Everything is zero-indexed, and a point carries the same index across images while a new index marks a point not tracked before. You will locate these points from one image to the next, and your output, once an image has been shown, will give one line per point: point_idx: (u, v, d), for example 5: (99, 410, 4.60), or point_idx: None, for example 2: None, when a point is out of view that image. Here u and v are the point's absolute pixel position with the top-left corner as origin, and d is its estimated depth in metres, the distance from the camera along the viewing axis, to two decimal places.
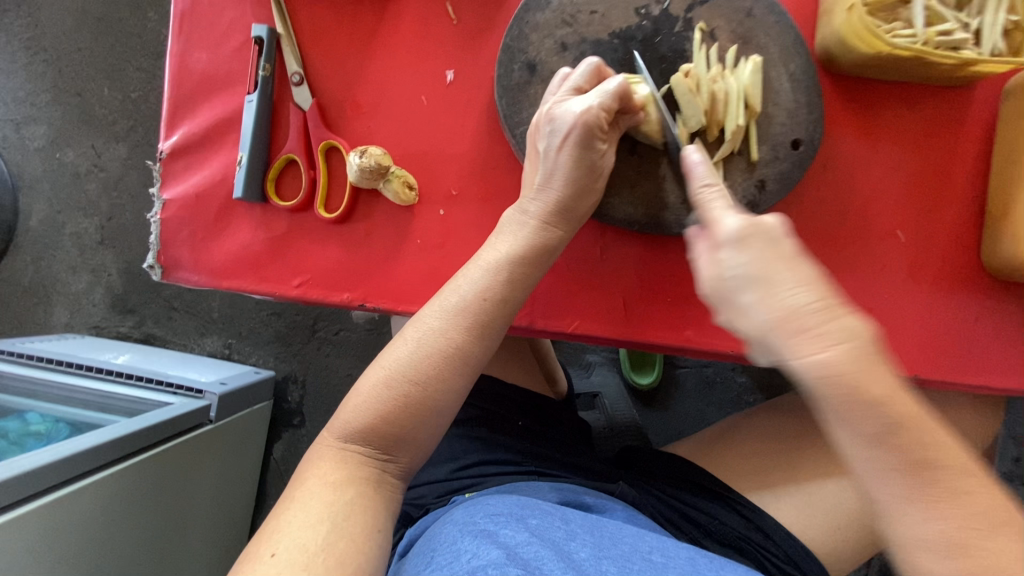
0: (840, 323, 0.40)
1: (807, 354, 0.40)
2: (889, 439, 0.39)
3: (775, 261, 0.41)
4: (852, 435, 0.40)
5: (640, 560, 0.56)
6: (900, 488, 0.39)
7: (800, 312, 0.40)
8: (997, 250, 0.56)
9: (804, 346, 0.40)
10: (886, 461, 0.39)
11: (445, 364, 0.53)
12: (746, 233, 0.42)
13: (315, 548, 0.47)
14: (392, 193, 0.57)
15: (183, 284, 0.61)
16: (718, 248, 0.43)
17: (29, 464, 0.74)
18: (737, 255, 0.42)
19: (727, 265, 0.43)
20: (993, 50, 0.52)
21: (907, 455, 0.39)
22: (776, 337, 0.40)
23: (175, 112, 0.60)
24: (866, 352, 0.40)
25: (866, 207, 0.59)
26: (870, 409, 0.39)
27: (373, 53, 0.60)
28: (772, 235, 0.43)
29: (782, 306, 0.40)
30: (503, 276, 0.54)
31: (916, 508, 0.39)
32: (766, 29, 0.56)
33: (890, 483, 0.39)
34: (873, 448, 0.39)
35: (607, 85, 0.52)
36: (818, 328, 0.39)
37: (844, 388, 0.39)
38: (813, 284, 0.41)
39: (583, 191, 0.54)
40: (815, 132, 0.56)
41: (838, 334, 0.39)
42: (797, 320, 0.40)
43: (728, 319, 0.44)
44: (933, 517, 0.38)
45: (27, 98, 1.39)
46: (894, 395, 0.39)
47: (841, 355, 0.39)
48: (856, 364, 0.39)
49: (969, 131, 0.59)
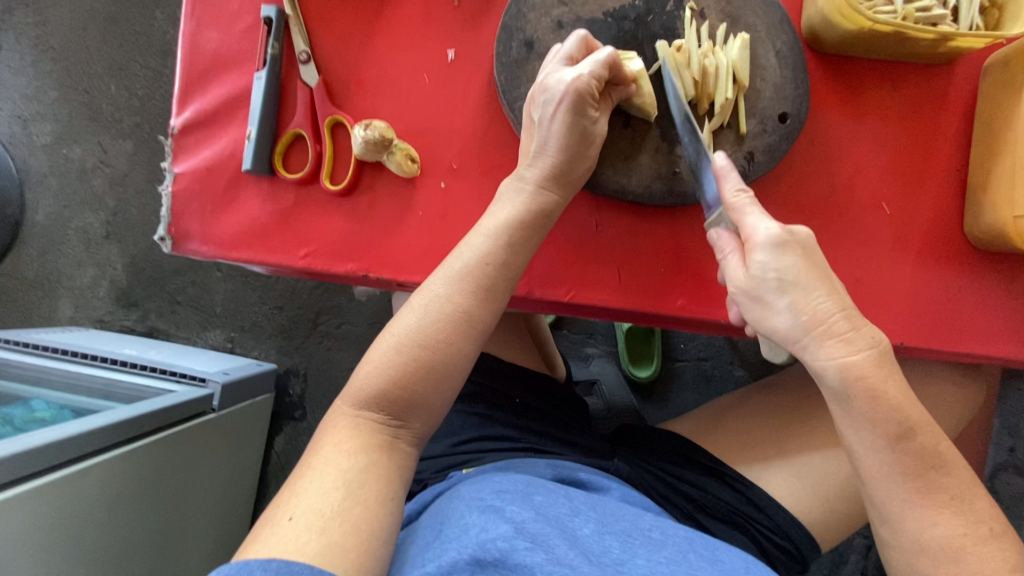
0: (862, 331, 0.47)
1: (835, 353, 0.46)
2: (903, 445, 0.47)
3: (809, 271, 0.47)
4: (868, 437, 0.48)
5: (640, 535, 0.58)
6: (888, 456, 0.47)
7: (829, 318, 0.46)
8: (979, 220, 0.58)
9: (832, 346, 0.46)
10: (896, 463, 0.47)
11: (451, 328, 0.55)
12: (786, 242, 0.47)
13: (331, 514, 0.49)
14: (395, 165, 0.60)
15: (193, 256, 0.63)
16: (758, 253, 0.47)
17: (35, 442, 0.75)
18: (777, 260, 0.46)
19: (765, 269, 0.47)
20: (970, 26, 0.54)
21: (916, 461, 0.47)
22: (807, 336, 0.47)
23: (186, 89, 0.62)
24: (884, 359, 0.47)
25: (852, 180, 0.61)
26: (888, 416, 0.47)
27: (377, 34, 0.62)
28: (803, 246, 0.48)
29: (815, 311, 0.46)
30: (503, 241, 0.56)
31: (921, 509, 0.47)
32: (754, 9, 0.59)
33: (899, 485, 0.47)
34: (886, 452, 0.47)
35: (597, 56, 0.54)
36: (845, 333, 0.46)
37: (868, 392, 0.46)
38: (838, 294, 0.47)
39: (577, 157, 0.56)
40: (800, 105, 0.59)
41: (862, 338, 0.47)
42: (825, 324, 0.46)
43: (757, 317, 0.48)
44: (909, 484, 0.47)
45: (35, 95, 1.42)
46: (896, 385, 0.47)
47: (865, 360, 0.46)
48: (878, 369, 0.47)
49: (949, 106, 0.61)
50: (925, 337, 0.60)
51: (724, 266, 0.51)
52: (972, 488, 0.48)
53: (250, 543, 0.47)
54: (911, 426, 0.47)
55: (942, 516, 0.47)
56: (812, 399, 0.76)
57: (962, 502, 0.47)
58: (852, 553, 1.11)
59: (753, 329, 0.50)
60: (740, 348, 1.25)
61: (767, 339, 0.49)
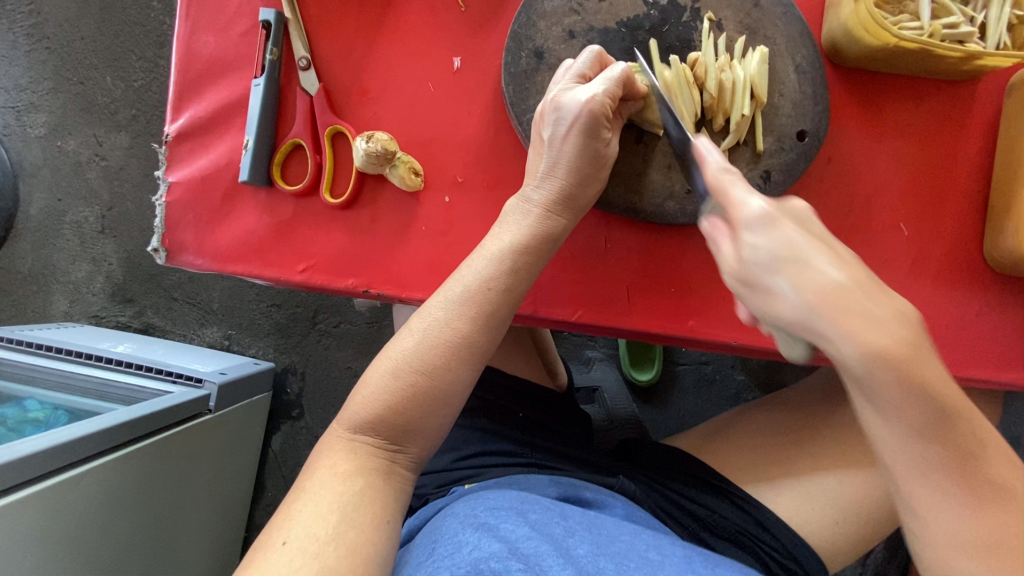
0: (888, 306, 0.37)
1: (857, 337, 0.36)
2: (932, 433, 0.39)
3: (811, 244, 0.38)
4: (895, 430, 0.39)
5: (637, 557, 0.56)
6: (925, 453, 0.39)
7: (844, 301, 0.37)
8: (998, 244, 0.57)
9: (851, 328, 0.37)
10: (928, 452, 0.39)
11: (450, 353, 0.53)
12: (775, 214, 0.38)
13: (326, 538, 0.47)
14: (397, 178, 0.58)
15: (187, 267, 0.60)
16: (747, 232, 0.39)
17: (30, 448, 0.74)
18: (768, 237, 0.38)
19: (756, 249, 0.38)
20: (998, 45, 0.52)
21: (947, 448, 0.39)
22: (817, 327, 0.37)
23: (181, 95, 0.60)
24: (913, 334, 0.38)
25: (870, 201, 0.59)
26: (916, 401, 0.38)
27: (380, 39, 0.60)
28: (798, 216, 0.39)
29: (824, 293, 0.37)
30: (506, 265, 0.54)
31: (955, 505, 0.40)
32: (774, 20, 0.57)
33: (928, 477, 0.40)
34: (921, 447, 0.39)
35: (611, 73, 0.52)
36: (865, 309, 0.37)
37: (893, 374, 0.37)
38: (850, 266, 0.38)
39: (588, 179, 0.54)
40: (820, 124, 0.57)
41: (885, 313, 0.37)
42: (841, 306, 0.37)
43: (756, 305, 0.40)
44: (950, 483, 0.40)
45: (29, 85, 1.38)
46: (927, 363, 0.38)
47: (895, 342, 0.37)
48: (907, 348, 0.37)
49: (972, 125, 0.59)
50: (942, 363, 0.58)
51: (717, 252, 0.42)
52: (1014, 473, 0.40)
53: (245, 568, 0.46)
54: (947, 412, 0.39)
55: (983, 510, 0.39)
56: (819, 415, 0.75)
57: (1013, 499, 0.40)
58: (850, 561, 1.10)
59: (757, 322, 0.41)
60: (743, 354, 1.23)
61: (774, 330, 0.40)
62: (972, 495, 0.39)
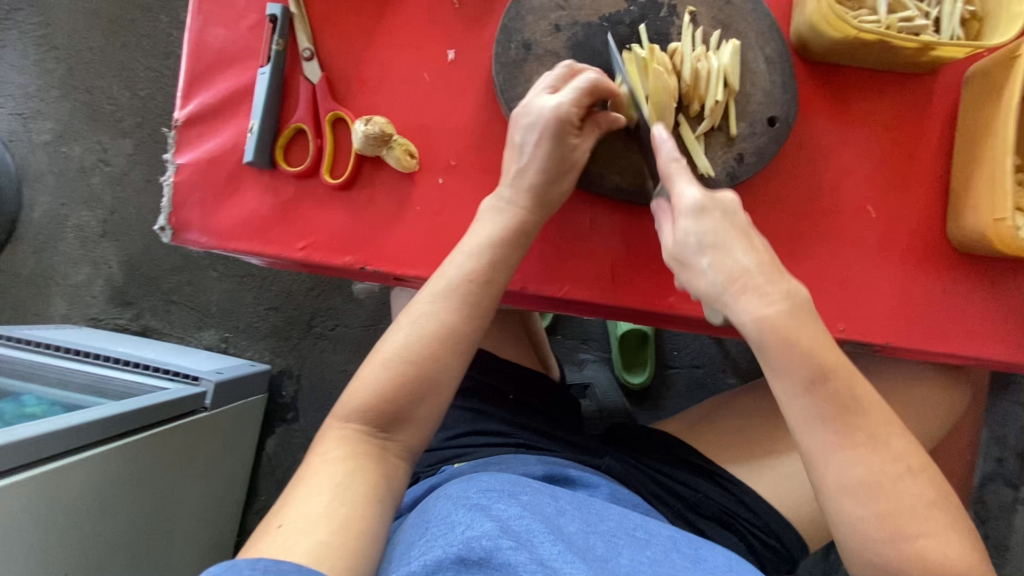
0: (779, 284, 0.48)
1: (754, 307, 0.48)
2: (818, 388, 0.46)
3: (728, 231, 0.49)
4: (783, 380, 0.47)
5: (625, 535, 0.58)
6: (806, 402, 0.47)
7: (746, 273, 0.48)
8: (960, 224, 0.60)
9: (750, 300, 0.48)
10: (814, 407, 0.47)
11: (438, 344, 0.56)
12: (706, 206, 0.50)
13: (318, 515, 0.49)
14: (394, 160, 0.61)
15: (192, 246, 0.63)
16: (682, 219, 0.50)
17: (29, 433, 0.75)
18: (698, 225, 0.50)
19: (688, 234, 0.50)
20: (951, 37, 0.57)
21: (831, 403, 0.46)
22: (727, 295, 0.49)
23: (191, 84, 0.63)
24: (800, 307, 0.48)
25: (839, 185, 0.63)
26: (801, 358, 0.47)
27: (378, 34, 0.64)
28: (726, 210, 0.50)
29: (731, 268, 0.49)
30: (487, 259, 0.57)
31: (838, 450, 0.46)
32: (745, 17, 0.61)
33: (817, 428, 0.47)
34: (803, 396, 0.47)
35: (576, 84, 0.57)
36: (763, 287, 0.48)
37: (781, 339, 0.47)
38: (756, 250, 0.49)
39: (556, 180, 0.58)
40: (789, 110, 0.61)
41: (778, 291, 0.48)
42: (743, 279, 0.48)
43: (683, 273, 0.52)
44: (828, 427, 0.46)
45: (37, 94, 1.43)
46: (811, 331, 0.48)
47: (780, 311, 0.47)
48: (791, 317, 0.47)
49: (931, 114, 0.63)
50: (912, 337, 0.61)
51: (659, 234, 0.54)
52: (888, 427, 0.47)
53: (243, 550, 0.47)
54: (824, 369, 0.47)
55: (858, 455, 0.46)
56: None
57: (878, 441, 0.46)
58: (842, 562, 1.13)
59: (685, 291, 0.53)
60: (732, 356, 1.26)
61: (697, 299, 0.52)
62: (844, 435, 0.46)
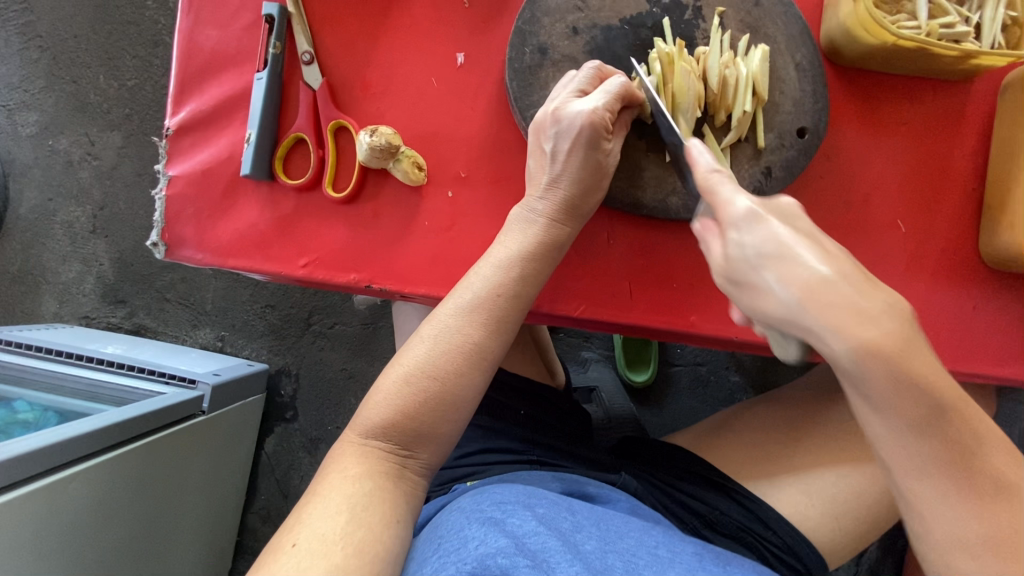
0: (877, 298, 0.38)
1: (845, 329, 0.37)
2: (932, 429, 0.40)
3: (796, 236, 0.40)
4: (890, 419, 0.40)
5: (647, 554, 0.56)
6: (917, 445, 0.40)
7: (826, 282, 0.38)
8: (993, 240, 0.58)
9: (840, 321, 0.38)
10: (930, 452, 0.40)
11: (463, 360, 0.53)
12: (761, 211, 0.41)
13: (335, 538, 0.47)
14: (401, 173, 0.57)
15: (186, 262, 0.60)
16: (733, 231, 0.42)
17: (24, 447, 0.72)
18: (753, 234, 0.41)
19: (742, 246, 0.41)
20: (993, 43, 0.53)
21: (950, 445, 0.40)
22: (807, 315, 0.38)
23: (182, 89, 0.59)
24: (908, 327, 0.38)
25: (868, 198, 0.60)
26: (912, 392, 0.39)
27: (382, 35, 0.60)
28: (785, 214, 0.42)
29: (808, 279, 0.38)
30: (515, 273, 0.54)
31: (966, 503, 0.41)
32: (774, 19, 0.57)
33: (932, 478, 0.41)
34: (914, 437, 0.40)
35: (609, 86, 0.53)
36: (855, 301, 0.37)
37: (888, 370, 0.38)
38: (836, 257, 0.39)
39: (589, 189, 0.55)
40: (819, 121, 0.58)
41: (877, 305, 0.38)
42: (826, 295, 0.38)
43: (744, 297, 0.42)
44: (943, 474, 0.41)
45: (20, 84, 1.37)
46: (922, 358, 0.39)
47: (882, 332, 0.37)
48: (901, 341, 0.38)
49: (966, 124, 0.60)
50: (941, 357, 0.59)
51: (708, 253, 0.46)
52: (1014, 468, 0.42)
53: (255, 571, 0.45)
54: (940, 404, 0.39)
55: (982, 508, 0.41)
56: (814, 412, 0.75)
57: (1008, 488, 0.41)
58: None
59: (753, 322, 0.43)
60: (738, 355, 1.24)
61: (768, 326, 0.42)
62: (964, 484, 0.41)
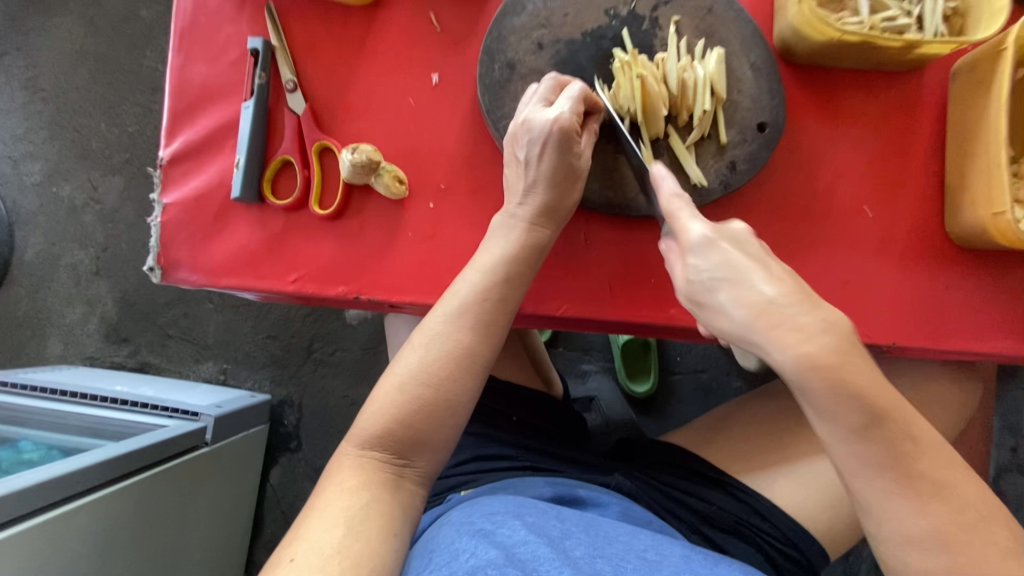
0: (814, 315, 0.44)
1: (789, 343, 0.43)
2: (870, 432, 0.43)
3: (744, 263, 0.46)
4: (833, 425, 0.44)
5: (635, 558, 0.55)
6: (860, 448, 0.44)
7: (771, 304, 0.44)
8: (959, 220, 0.59)
9: (784, 336, 0.43)
10: (870, 454, 0.44)
11: (454, 365, 0.55)
12: (713, 240, 0.47)
13: (332, 551, 0.47)
14: (383, 187, 0.60)
15: (182, 284, 0.63)
16: (691, 255, 0.48)
17: (26, 483, 0.73)
18: (708, 260, 0.47)
19: (699, 270, 0.47)
20: (935, 34, 0.57)
21: (887, 448, 0.43)
22: (754, 330, 0.44)
23: (174, 124, 0.63)
24: (844, 342, 0.43)
25: (834, 188, 0.62)
26: (848, 400, 0.43)
27: (360, 62, 0.63)
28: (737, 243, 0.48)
29: (754, 301, 0.44)
30: (500, 276, 0.56)
31: (900, 500, 0.44)
32: (727, 25, 0.61)
33: (876, 478, 0.44)
34: (856, 440, 0.44)
35: (571, 92, 0.56)
36: (796, 320, 0.43)
37: (822, 377, 0.43)
38: (780, 281, 0.45)
39: (565, 190, 0.57)
40: (777, 115, 0.60)
41: (816, 323, 0.43)
42: (769, 313, 0.44)
43: (703, 315, 0.49)
44: (884, 474, 0.44)
45: (26, 136, 1.42)
46: (857, 367, 0.43)
47: (822, 346, 0.43)
48: (837, 353, 0.43)
49: (921, 111, 0.63)
50: (913, 337, 0.60)
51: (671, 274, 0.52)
52: (956, 474, 0.44)
53: None
54: (877, 410, 0.43)
55: (925, 507, 0.43)
56: None
57: (947, 489, 0.43)
58: (861, 563, 1.12)
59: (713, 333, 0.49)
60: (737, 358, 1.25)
61: (728, 339, 0.48)
62: (905, 485, 0.43)
